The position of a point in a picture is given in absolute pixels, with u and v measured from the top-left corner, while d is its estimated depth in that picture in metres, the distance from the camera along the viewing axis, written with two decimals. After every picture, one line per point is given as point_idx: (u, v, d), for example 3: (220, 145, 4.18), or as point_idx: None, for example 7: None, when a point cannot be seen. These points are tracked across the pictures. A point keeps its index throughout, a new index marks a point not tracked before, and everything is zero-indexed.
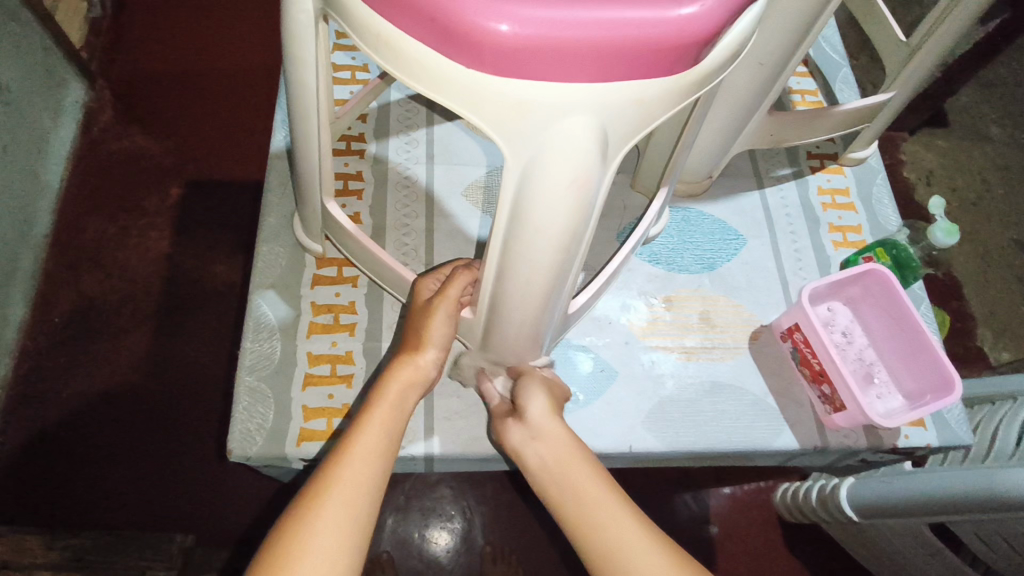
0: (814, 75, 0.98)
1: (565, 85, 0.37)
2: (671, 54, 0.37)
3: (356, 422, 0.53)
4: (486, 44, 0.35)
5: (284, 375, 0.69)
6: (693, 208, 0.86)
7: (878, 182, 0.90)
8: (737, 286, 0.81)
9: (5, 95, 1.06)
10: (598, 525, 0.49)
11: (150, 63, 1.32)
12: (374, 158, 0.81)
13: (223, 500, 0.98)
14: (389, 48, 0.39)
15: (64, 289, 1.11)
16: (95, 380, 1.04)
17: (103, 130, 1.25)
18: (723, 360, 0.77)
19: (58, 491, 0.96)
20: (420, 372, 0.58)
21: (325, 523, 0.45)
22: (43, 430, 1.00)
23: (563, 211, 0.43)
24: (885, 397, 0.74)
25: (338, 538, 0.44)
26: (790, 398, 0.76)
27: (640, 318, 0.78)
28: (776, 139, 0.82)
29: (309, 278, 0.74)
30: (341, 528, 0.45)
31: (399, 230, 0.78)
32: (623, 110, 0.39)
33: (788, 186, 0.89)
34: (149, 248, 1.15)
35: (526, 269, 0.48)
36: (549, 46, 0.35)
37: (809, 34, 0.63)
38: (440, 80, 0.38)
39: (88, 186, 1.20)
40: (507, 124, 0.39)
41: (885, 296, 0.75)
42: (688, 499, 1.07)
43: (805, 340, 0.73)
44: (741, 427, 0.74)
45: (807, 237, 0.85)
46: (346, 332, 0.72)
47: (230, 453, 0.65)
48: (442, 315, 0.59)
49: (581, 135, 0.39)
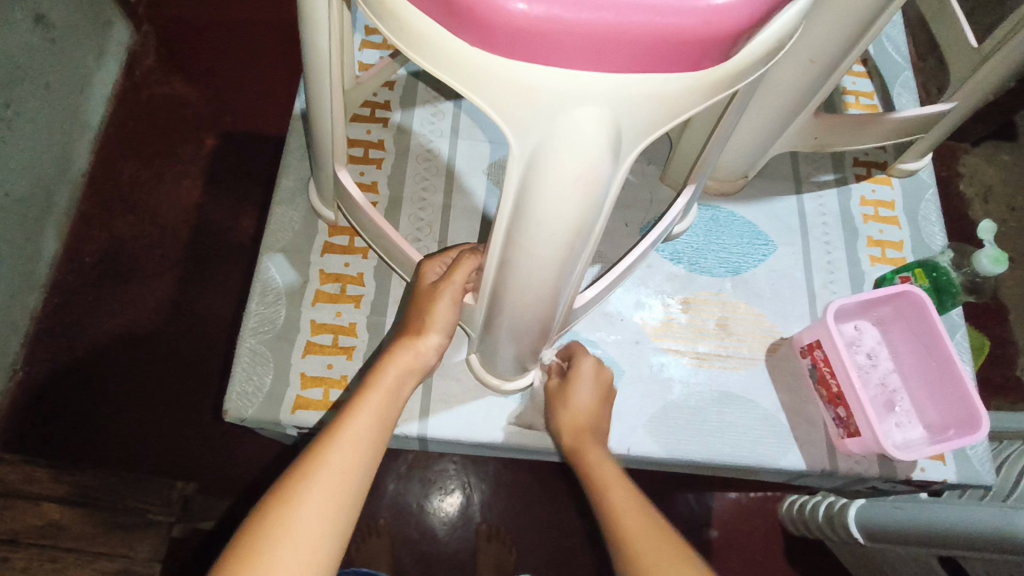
0: (872, 76, 0.92)
1: (578, 73, 0.34)
2: (696, 48, 0.34)
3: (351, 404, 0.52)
4: (497, 25, 0.32)
5: (285, 340, 0.69)
6: (724, 207, 0.82)
7: (927, 197, 0.85)
8: (761, 294, 0.78)
9: (50, 32, 1.06)
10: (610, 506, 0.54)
11: (196, 10, 1.31)
12: (397, 127, 0.79)
13: (231, 450, 1.00)
14: (396, 21, 0.36)
15: (95, 228, 1.13)
16: (118, 320, 1.06)
17: (145, 75, 1.25)
18: (737, 371, 0.74)
19: (74, 425, 0.99)
20: (420, 358, 0.57)
21: (311, 506, 0.44)
22: (65, 364, 1.03)
23: (570, 205, 0.40)
24: (904, 426, 0.70)
25: (322, 523, 0.43)
26: (803, 417, 0.73)
27: (654, 317, 0.76)
28: (820, 143, 0.77)
29: (320, 245, 0.73)
30: (325, 513, 0.44)
31: (416, 205, 0.76)
32: (640, 106, 0.36)
33: (829, 194, 0.84)
34: (181, 196, 1.16)
35: (530, 261, 0.46)
36: (564, 32, 0.32)
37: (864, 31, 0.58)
38: (449, 60, 0.36)
39: (126, 129, 1.21)
40: (515, 110, 0.36)
41: (918, 321, 0.70)
42: (691, 499, 1.04)
43: (825, 359, 0.70)
44: (748, 441, 0.71)
45: (842, 249, 0.81)
46: (352, 303, 0.71)
47: (226, 412, 0.65)
48: (447, 300, 0.57)
49: (593, 129, 0.36)
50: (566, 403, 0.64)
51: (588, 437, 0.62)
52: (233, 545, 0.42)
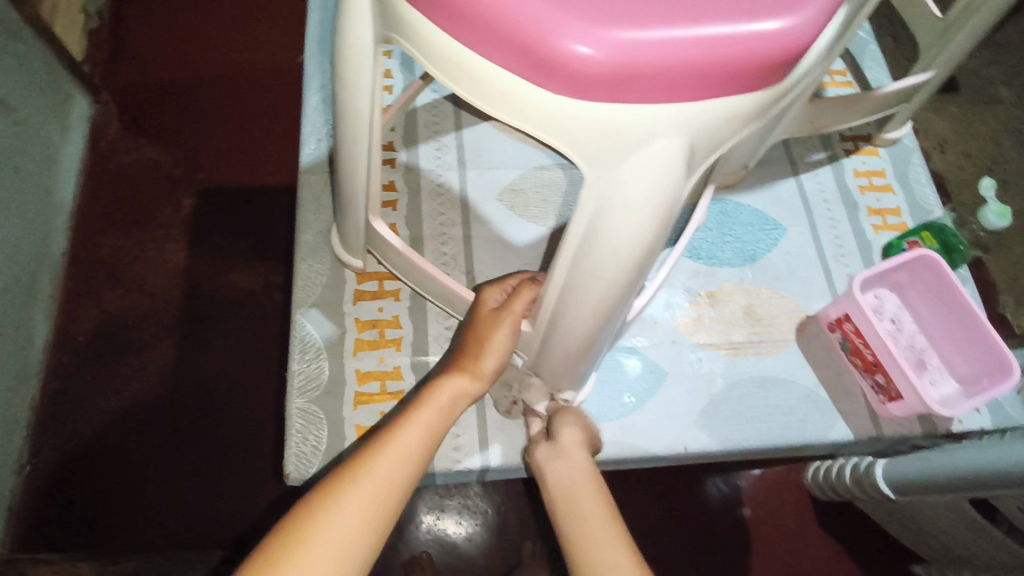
0: (842, 54, 0.96)
1: (650, 106, 0.36)
2: (760, 71, 0.36)
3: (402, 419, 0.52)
4: (574, 72, 0.35)
5: (334, 395, 0.68)
6: (731, 199, 0.84)
7: (914, 161, 0.89)
8: (780, 277, 0.80)
9: (13, 114, 1.04)
10: (589, 521, 0.51)
11: (156, 71, 1.29)
12: (405, 166, 0.80)
13: (267, 510, 0.98)
14: (470, 77, 0.39)
15: (85, 307, 1.09)
16: (125, 397, 1.03)
17: (111, 144, 1.22)
18: (772, 354, 0.76)
19: (96, 512, 0.96)
20: (473, 385, 0.57)
21: (353, 503, 0.44)
22: (77, 449, 0.99)
23: (643, 228, 0.41)
24: (939, 382, 0.73)
25: (361, 517, 0.43)
26: (842, 388, 0.75)
27: (685, 315, 0.77)
28: (815, 126, 0.80)
29: (350, 294, 0.73)
30: (365, 511, 0.44)
31: (438, 240, 0.76)
32: (708, 128, 0.38)
33: (824, 171, 0.87)
34: (167, 260, 1.14)
35: (594, 284, 0.47)
36: (633, 69, 0.35)
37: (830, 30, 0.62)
38: (525, 108, 0.39)
39: (100, 201, 1.18)
40: (587, 143, 0.39)
41: (936, 282, 0.74)
42: (718, 481, 0.98)
43: (856, 331, 0.72)
44: (795, 421, 0.73)
45: (846, 223, 0.84)
46: (393, 347, 0.71)
47: (287, 476, 0.65)
48: (506, 328, 0.58)
49: (666, 157, 0.38)
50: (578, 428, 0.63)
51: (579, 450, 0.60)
52: (274, 529, 0.43)
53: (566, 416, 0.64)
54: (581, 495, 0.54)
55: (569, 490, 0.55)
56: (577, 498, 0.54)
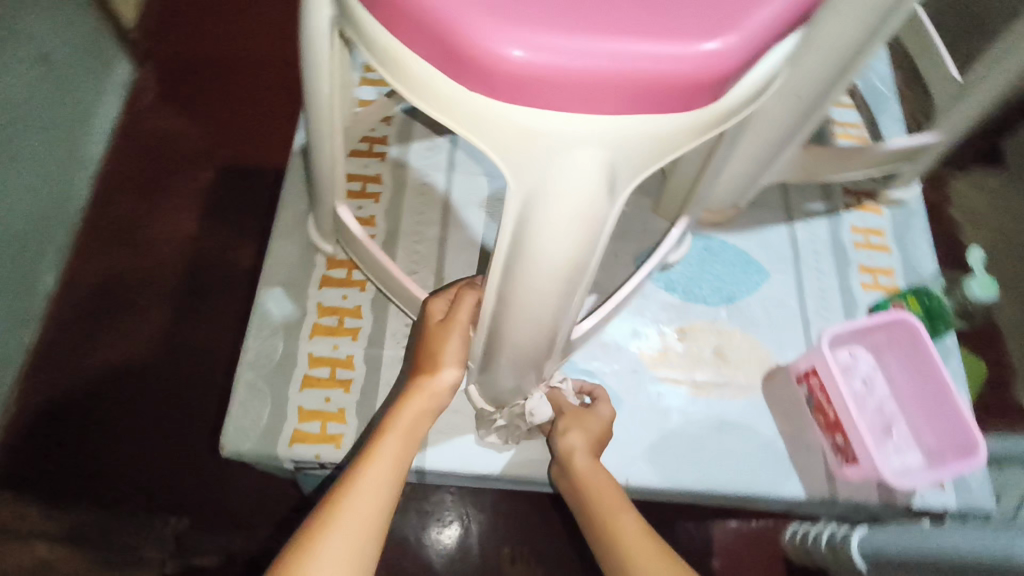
0: (858, 107, 0.94)
1: (574, 115, 0.36)
2: (688, 90, 0.35)
3: (370, 448, 0.55)
4: (497, 72, 0.34)
5: (283, 374, 0.69)
6: (716, 236, 0.83)
7: (916, 224, 0.87)
8: (755, 321, 0.78)
9: (47, 63, 1.06)
10: (613, 533, 0.56)
11: (199, 45, 1.29)
12: (394, 161, 0.80)
13: (226, 490, 0.94)
14: (398, 66, 0.37)
15: (93, 262, 1.09)
16: (114, 354, 1.02)
17: (145, 110, 1.23)
18: (734, 399, 0.74)
19: (71, 460, 0.95)
20: (433, 400, 0.59)
21: (332, 544, 0.48)
22: (65, 398, 0.98)
23: (568, 241, 0.41)
24: (902, 452, 0.70)
25: (343, 558, 0.48)
26: (801, 444, 0.73)
27: (650, 346, 0.76)
28: (808, 174, 0.78)
29: (317, 278, 0.73)
30: (345, 551, 0.48)
31: (412, 237, 0.77)
32: (634, 146, 0.38)
33: (819, 222, 0.85)
34: (178, 229, 1.12)
35: (527, 295, 0.47)
36: (556, 76, 0.34)
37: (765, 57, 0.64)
38: (449, 105, 0.37)
39: (128, 162, 1.18)
40: (512, 150, 0.38)
41: (914, 348, 0.71)
42: (690, 527, 0.92)
43: (821, 387, 0.70)
44: (748, 471, 0.71)
45: (834, 277, 0.82)
46: (349, 336, 0.71)
47: (222, 447, 0.65)
48: (456, 341, 0.58)
49: (591, 169, 0.38)
50: (581, 427, 0.65)
51: (586, 455, 0.63)
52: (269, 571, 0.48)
53: (570, 425, 0.65)
54: (601, 510, 0.58)
55: (589, 505, 0.59)
56: (596, 515, 0.58)
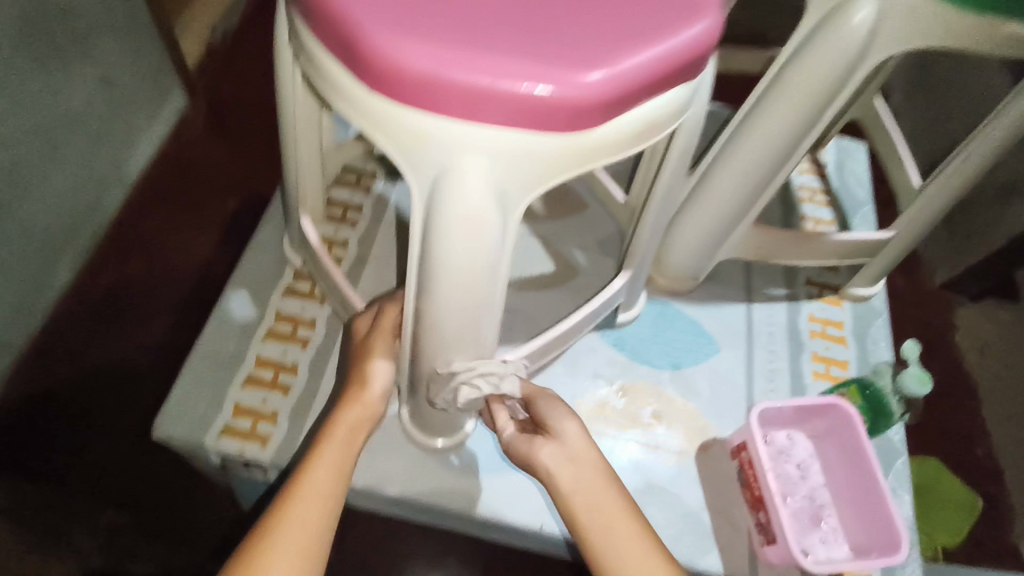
0: (833, 206, 0.97)
1: (460, 124, 0.40)
2: (561, 112, 0.39)
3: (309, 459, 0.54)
4: (389, 75, 0.39)
5: (228, 369, 0.72)
6: (672, 304, 0.85)
7: (878, 322, 0.87)
8: (698, 391, 0.79)
9: (107, 87, 1.13)
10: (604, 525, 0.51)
11: (250, 88, 1.40)
12: (377, 194, 0.87)
13: (184, 506, 0.92)
14: (326, 73, 0.43)
15: (109, 267, 1.14)
16: (108, 352, 1.04)
17: (189, 138, 1.31)
18: (666, 463, 0.74)
19: (36, 450, 0.95)
20: (367, 411, 0.59)
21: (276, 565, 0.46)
22: (51, 389, 1.00)
23: (464, 248, 0.43)
24: (829, 543, 0.68)
25: None
26: (727, 519, 0.71)
27: (590, 400, 0.77)
28: (762, 254, 0.81)
29: (282, 287, 0.78)
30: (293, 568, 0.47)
31: (380, 264, 0.81)
32: (518, 160, 0.41)
33: (778, 307, 0.87)
34: (195, 248, 1.17)
35: (435, 307, 0.48)
36: (437, 84, 0.38)
37: (716, 139, 0.69)
38: (361, 107, 0.42)
39: (165, 179, 1.25)
40: (411, 152, 0.41)
41: (848, 436, 0.70)
42: None
43: (749, 461, 0.70)
44: (668, 539, 0.69)
45: (785, 360, 0.82)
46: (299, 343, 0.75)
47: (155, 430, 0.68)
48: (383, 349, 0.60)
49: (479, 175, 0.41)
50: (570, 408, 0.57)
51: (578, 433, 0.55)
52: None
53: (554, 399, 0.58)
54: (595, 498, 0.52)
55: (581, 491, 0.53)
56: (587, 502, 0.52)
